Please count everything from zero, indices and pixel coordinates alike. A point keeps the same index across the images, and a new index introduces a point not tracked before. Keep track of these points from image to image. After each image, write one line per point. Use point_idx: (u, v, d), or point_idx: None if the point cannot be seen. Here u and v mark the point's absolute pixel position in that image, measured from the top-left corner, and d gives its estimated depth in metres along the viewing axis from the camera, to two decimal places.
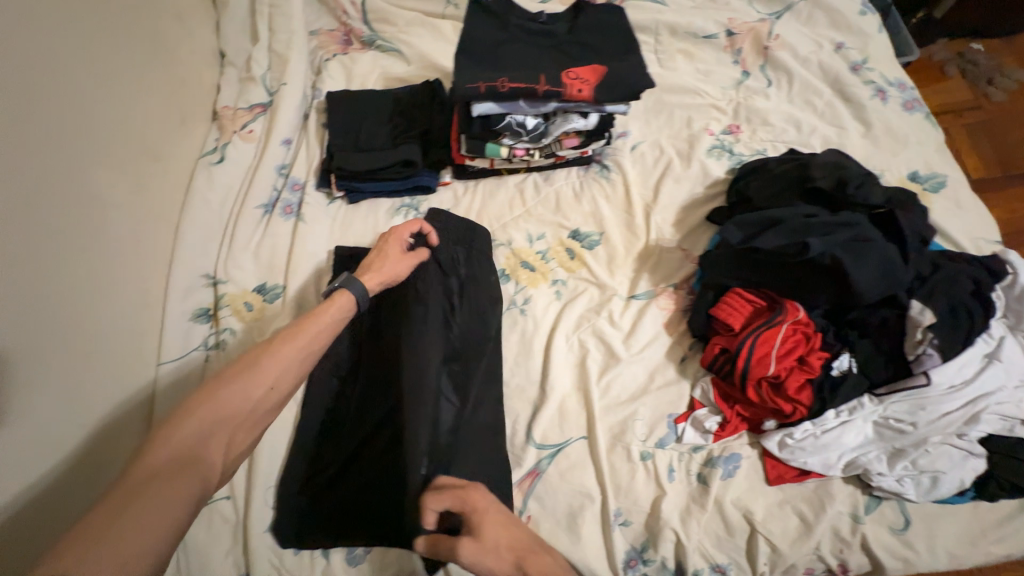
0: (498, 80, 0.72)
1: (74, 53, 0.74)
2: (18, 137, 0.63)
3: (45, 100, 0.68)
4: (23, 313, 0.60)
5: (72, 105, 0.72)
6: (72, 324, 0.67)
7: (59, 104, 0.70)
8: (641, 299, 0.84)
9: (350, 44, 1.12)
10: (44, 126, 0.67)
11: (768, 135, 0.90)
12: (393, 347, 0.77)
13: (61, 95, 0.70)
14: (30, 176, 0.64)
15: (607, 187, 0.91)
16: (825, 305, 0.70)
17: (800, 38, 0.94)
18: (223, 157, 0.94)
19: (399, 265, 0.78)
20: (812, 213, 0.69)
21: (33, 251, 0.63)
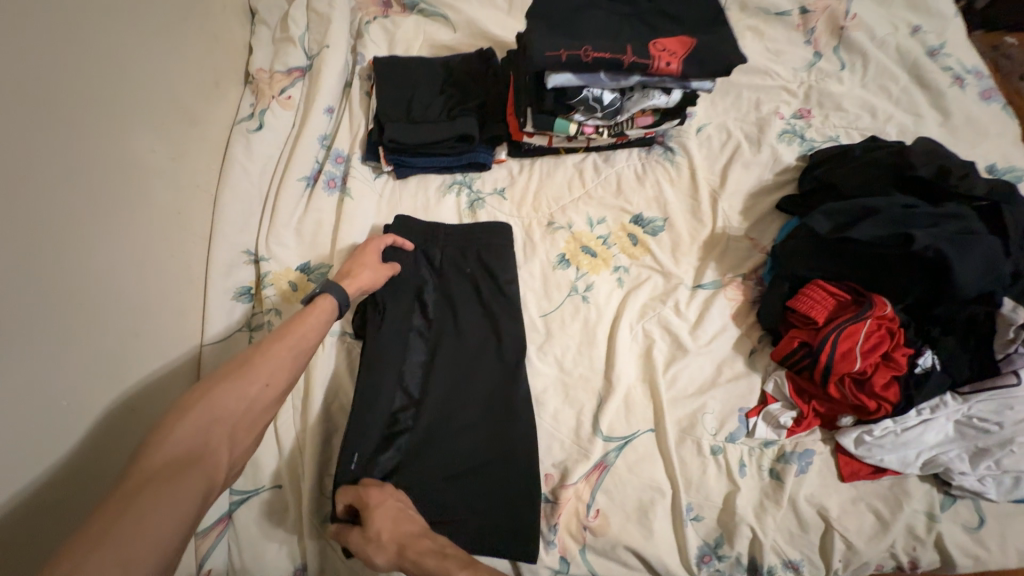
0: (581, 49, 0.66)
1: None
2: (49, 89, 0.57)
3: (74, 48, 0.61)
4: (59, 291, 0.55)
5: (103, 58, 0.65)
6: (114, 302, 0.62)
7: (90, 57, 0.63)
8: (707, 288, 0.81)
9: (389, 7, 1.04)
10: (74, 80, 0.60)
11: (841, 121, 0.85)
12: (474, 333, 0.77)
13: (90, 44, 0.63)
14: (60, 134, 0.57)
15: (672, 171, 0.87)
16: (911, 299, 0.68)
17: (877, 19, 0.90)
18: (262, 124, 0.87)
19: (373, 275, 0.74)
20: (911, 204, 0.68)
21: (71, 220, 0.57)
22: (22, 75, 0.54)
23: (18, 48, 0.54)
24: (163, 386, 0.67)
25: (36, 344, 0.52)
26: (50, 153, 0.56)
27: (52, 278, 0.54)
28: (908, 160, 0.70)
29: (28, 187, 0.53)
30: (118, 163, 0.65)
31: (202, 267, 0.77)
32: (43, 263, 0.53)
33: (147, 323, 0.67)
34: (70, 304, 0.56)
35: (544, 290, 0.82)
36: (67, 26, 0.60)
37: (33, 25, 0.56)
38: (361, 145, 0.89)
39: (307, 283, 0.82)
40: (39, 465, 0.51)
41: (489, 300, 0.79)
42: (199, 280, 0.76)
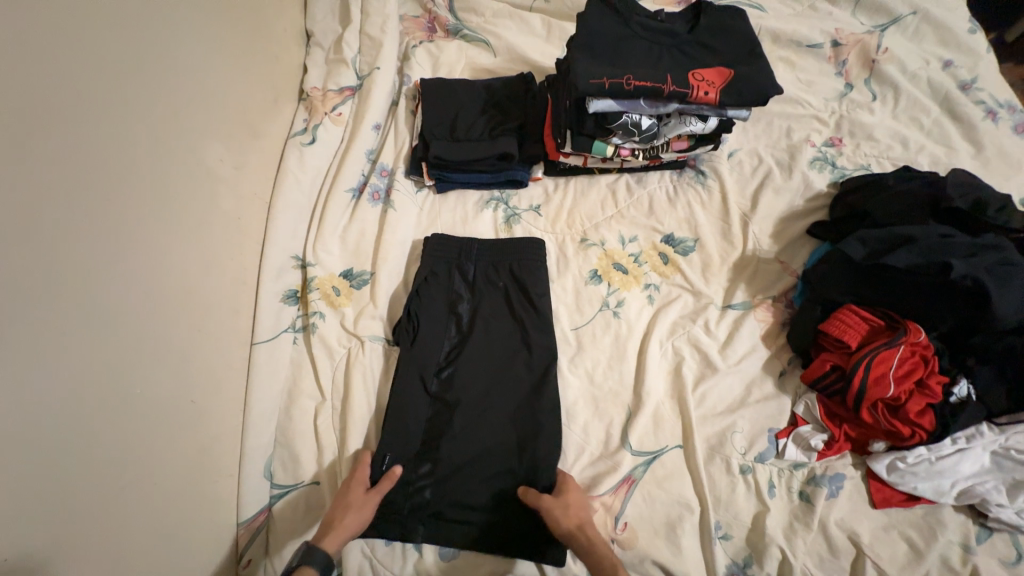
0: (623, 77, 0.70)
1: (185, 27, 0.73)
2: (136, 103, 0.62)
3: (158, 67, 0.67)
4: (134, 291, 0.60)
5: (182, 76, 0.71)
6: (179, 299, 0.67)
7: (171, 77, 0.69)
8: (737, 309, 0.82)
9: (434, 32, 1.10)
10: (159, 97, 0.66)
11: (872, 150, 0.87)
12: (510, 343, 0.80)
13: (171, 63, 0.69)
14: (142, 143, 0.63)
15: (703, 193, 0.90)
16: (946, 328, 0.68)
17: (908, 53, 0.92)
18: (314, 138, 0.93)
19: (363, 510, 0.65)
20: (947, 233, 0.69)
21: (147, 224, 0.62)
22: (115, 90, 0.59)
23: (112, 66, 0.60)
24: (218, 379, 0.71)
25: (112, 333, 0.56)
26: (133, 160, 0.61)
27: (128, 274, 0.59)
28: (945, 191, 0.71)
29: (114, 191, 0.58)
30: (190, 171, 0.70)
31: (256, 270, 0.82)
32: (122, 259, 0.58)
33: (207, 319, 0.71)
34: (143, 299, 0.61)
35: (579, 303, 0.84)
36: (153, 48, 0.67)
37: (126, 46, 0.62)
38: (406, 160, 0.94)
39: (349, 289, 0.86)
40: (110, 447, 0.55)
41: (523, 311, 0.82)
42: (253, 281, 0.81)
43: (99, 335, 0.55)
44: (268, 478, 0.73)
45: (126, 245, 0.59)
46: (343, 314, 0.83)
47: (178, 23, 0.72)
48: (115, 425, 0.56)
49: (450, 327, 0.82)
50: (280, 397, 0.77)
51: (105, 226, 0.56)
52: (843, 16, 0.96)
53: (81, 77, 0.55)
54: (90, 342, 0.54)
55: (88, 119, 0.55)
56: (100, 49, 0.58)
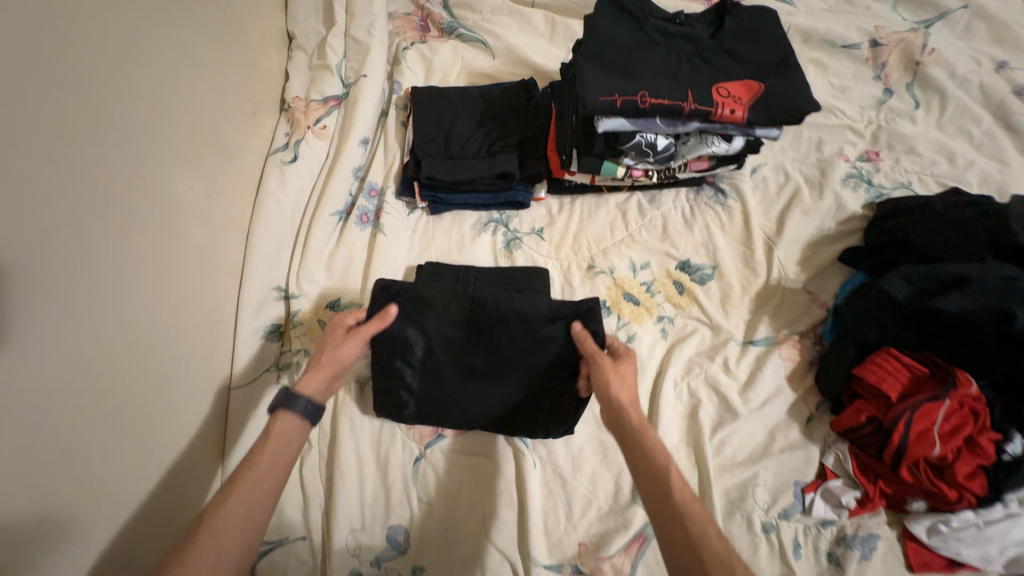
0: (638, 94, 0.62)
1: (159, 37, 0.65)
2: (106, 132, 0.55)
3: (127, 85, 0.59)
4: (107, 349, 0.53)
5: (158, 95, 0.64)
6: (154, 349, 0.60)
7: (146, 96, 0.61)
8: (759, 345, 0.75)
9: (427, 31, 1.01)
10: (134, 121, 0.59)
11: (914, 165, 0.78)
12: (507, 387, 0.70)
13: (143, 79, 0.61)
14: (112, 177, 0.55)
15: (722, 215, 0.81)
16: (1000, 376, 0.61)
17: (957, 53, 0.82)
18: (296, 156, 0.85)
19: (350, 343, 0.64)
20: (1011, 274, 0.60)
21: (118, 273, 0.55)
22: (80, 118, 0.51)
23: (76, 88, 0.51)
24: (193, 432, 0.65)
25: (77, 402, 0.50)
26: (105, 202, 0.54)
27: (99, 330, 0.52)
28: (1008, 221, 0.62)
29: (78, 238, 0.50)
30: (165, 203, 0.63)
31: (234, 304, 0.75)
32: (91, 316, 0.51)
33: (182, 366, 0.65)
34: (113, 356, 0.54)
35: (577, 299, 0.76)
36: (120, 61, 0.58)
37: (92, 65, 0.54)
38: (396, 178, 0.87)
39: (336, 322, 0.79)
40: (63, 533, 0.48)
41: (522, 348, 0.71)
42: (230, 318, 0.74)
43: (62, 409, 0.48)
44: None
45: (92, 301, 0.52)
46: None
47: (147, 31, 0.63)
48: (77, 504, 0.50)
49: (440, 365, 0.71)
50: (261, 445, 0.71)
51: (70, 281, 0.49)
52: (882, 12, 0.86)
53: (43, 107, 0.47)
54: (53, 418, 0.47)
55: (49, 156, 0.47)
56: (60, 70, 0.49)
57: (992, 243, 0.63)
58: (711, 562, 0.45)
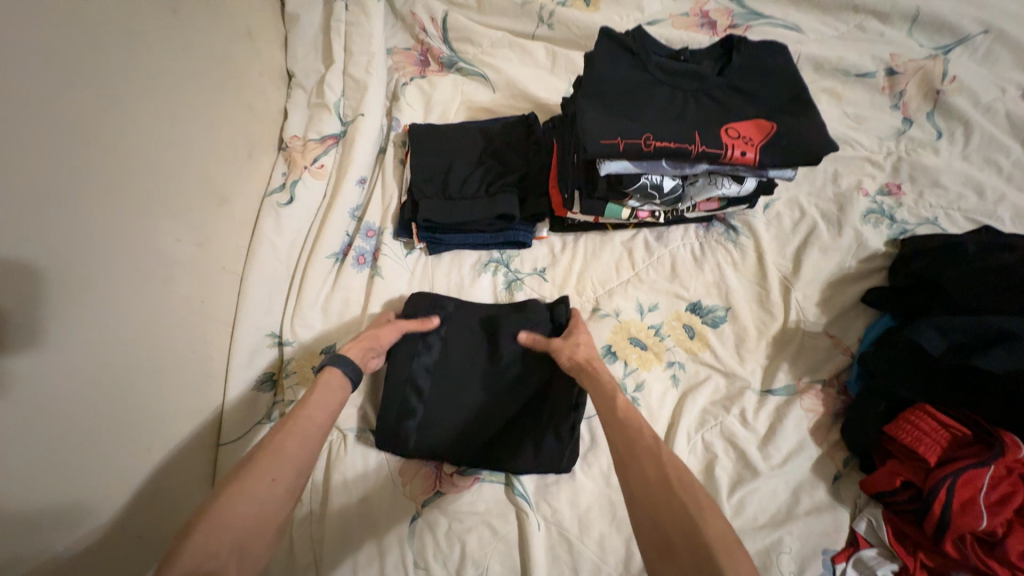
0: (642, 136, 0.58)
1: (154, 86, 0.64)
2: (88, 188, 0.53)
3: (114, 139, 0.57)
4: (79, 418, 0.50)
5: (150, 145, 0.62)
6: (133, 411, 0.57)
7: (138, 148, 0.60)
8: (779, 395, 0.70)
9: (426, 65, 1.00)
10: (120, 175, 0.57)
11: (939, 200, 0.74)
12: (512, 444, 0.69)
13: (132, 131, 0.59)
14: (90, 237, 0.53)
15: (734, 253, 0.77)
16: None
17: (980, 81, 0.78)
18: (292, 197, 0.83)
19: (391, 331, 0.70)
20: None
21: (95, 335, 0.53)
22: (61, 178, 0.50)
23: (53, 147, 0.49)
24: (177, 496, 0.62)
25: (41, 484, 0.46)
26: (81, 261, 0.51)
27: (66, 399, 0.49)
28: None
29: (48, 304, 0.48)
30: (150, 257, 0.61)
31: (226, 353, 0.73)
32: (60, 386, 0.49)
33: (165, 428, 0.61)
34: (82, 427, 0.51)
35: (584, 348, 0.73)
36: (108, 114, 0.56)
37: (77, 122, 0.52)
38: (394, 218, 0.84)
39: None
40: None
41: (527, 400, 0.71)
42: (220, 369, 0.71)
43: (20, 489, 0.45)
44: None
45: (61, 371, 0.49)
46: None
47: (138, 81, 0.61)
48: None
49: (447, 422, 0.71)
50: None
51: (38, 353, 0.47)
52: (897, 39, 0.83)
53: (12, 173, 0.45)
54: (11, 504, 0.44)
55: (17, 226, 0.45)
56: (39, 131, 0.48)
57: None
58: (670, 463, 0.47)
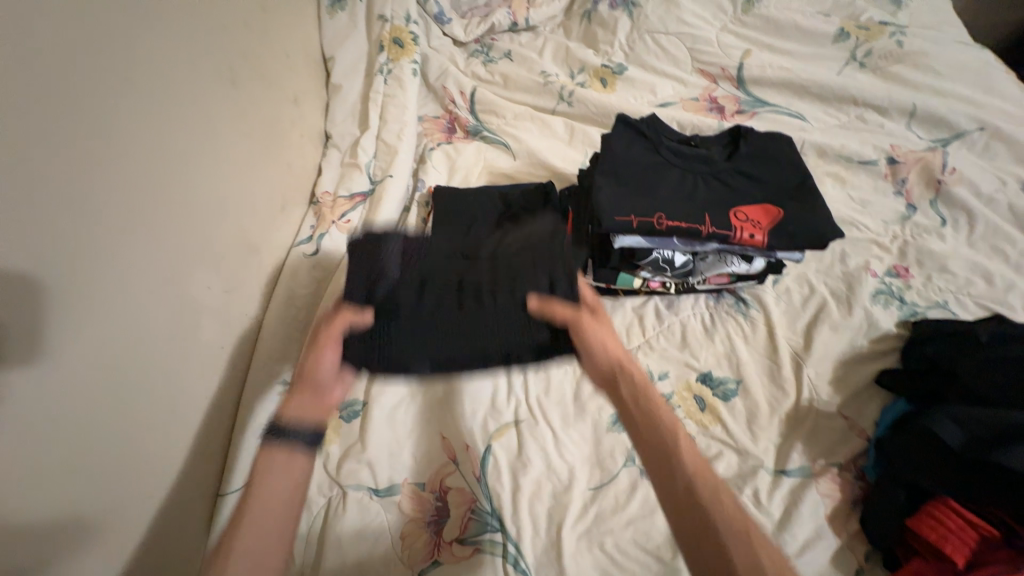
0: (655, 216, 0.62)
1: (206, 148, 0.70)
2: (129, 239, 0.56)
3: (169, 197, 0.62)
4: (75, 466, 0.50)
5: (195, 201, 0.67)
6: (132, 460, 0.57)
7: (182, 202, 0.64)
8: (794, 477, 0.67)
9: (453, 132, 1.08)
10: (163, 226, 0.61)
11: (947, 285, 0.75)
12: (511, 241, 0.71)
13: (182, 188, 0.64)
14: (127, 287, 0.56)
15: (744, 325, 0.78)
16: None
17: (979, 172, 0.82)
18: (317, 250, 0.88)
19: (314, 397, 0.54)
20: None
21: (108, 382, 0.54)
22: (109, 233, 0.53)
23: (108, 204, 0.53)
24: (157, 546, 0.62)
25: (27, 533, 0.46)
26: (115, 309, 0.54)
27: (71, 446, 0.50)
28: None
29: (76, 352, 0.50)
30: (180, 306, 0.64)
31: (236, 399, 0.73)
32: (64, 433, 0.49)
33: (171, 475, 0.62)
34: (84, 475, 0.51)
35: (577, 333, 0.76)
36: (168, 175, 0.62)
37: (135, 181, 0.57)
38: None
39: (338, 421, 0.76)
40: None
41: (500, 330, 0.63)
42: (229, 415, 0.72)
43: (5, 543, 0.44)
44: None
45: (70, 417, 0.50)
46: (327, 453, 0.73)
47: (195, 143, 0.67)
48: None
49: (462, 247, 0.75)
50: None
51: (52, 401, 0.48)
52: (896, 130, 0.89)
53: (74, 231, 0.49)
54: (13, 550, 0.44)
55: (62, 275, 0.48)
56: (103, 191, 0.52)
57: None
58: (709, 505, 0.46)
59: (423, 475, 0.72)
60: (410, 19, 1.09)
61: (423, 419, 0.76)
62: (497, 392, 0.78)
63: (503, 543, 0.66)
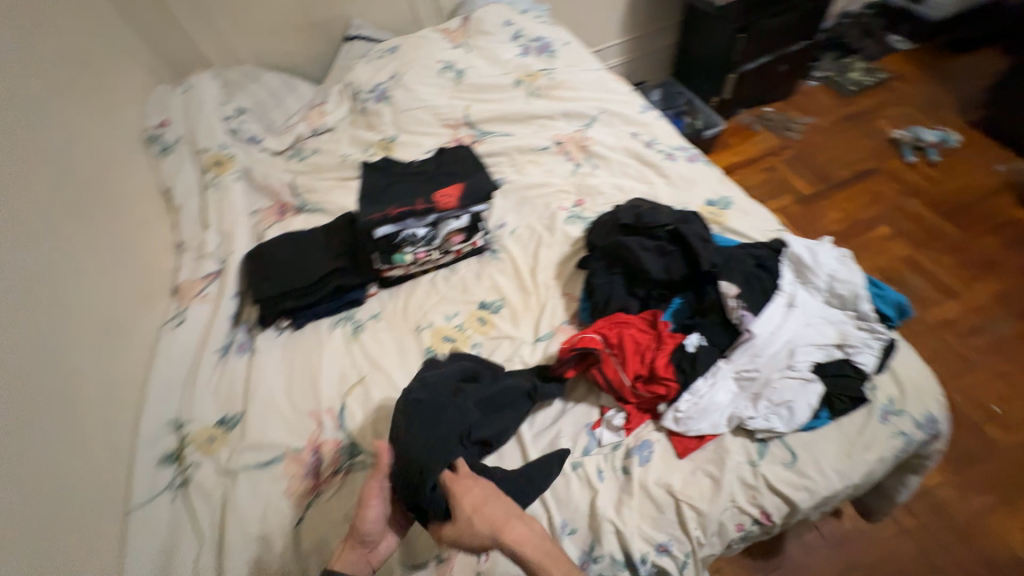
0: (388, 211, 1.10)
1: (67, 263, 0.96)
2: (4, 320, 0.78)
3: (17, 301, 0.81)
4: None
5: (49, 296, 0.88)
6: (31, 479, 0.72)
7: (49, 302, 0.88)
8: (545, 339, 1.02)
9: (285, 213, 1.44)
10: (33, 313, 0.84)
11: (604, 200, 1.21)
12: (302, 243, 1.18)
13: (56, 291, 0.90)
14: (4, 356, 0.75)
15: (500, 264, 1.16)
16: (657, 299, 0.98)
17: (607, 135, 1.35)
18: (182, 320, 1.12)
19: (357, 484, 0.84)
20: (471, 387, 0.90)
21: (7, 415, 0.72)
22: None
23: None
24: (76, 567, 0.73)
25: None
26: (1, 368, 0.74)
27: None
28: (617, 214, 1.04)
29: None
30: (62, 377, 0.85)
31: (131, 445, 0.92)
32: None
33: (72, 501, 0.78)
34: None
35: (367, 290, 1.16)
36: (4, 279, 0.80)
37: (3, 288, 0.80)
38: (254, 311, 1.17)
39: (223, 433, 0.97)
40: None
41: (300, 274, 1.12)
42: (127, 459, 0.90)
43: None
44: None
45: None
46: (217, 457, 0.93)
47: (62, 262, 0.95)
48: None
49: (278, 259, 1.16)
50: (135, 549, 0.81)
51: None
52: (562, 126, 1.42)
53: None
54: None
55: None
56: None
57: (618, 223, 1.02)
58: None
59: (301, 442, 0.94)
60: (225, 145, 1.44)
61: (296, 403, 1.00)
62: (344, 366, 1.05)
63: (365, 460, 0.91)
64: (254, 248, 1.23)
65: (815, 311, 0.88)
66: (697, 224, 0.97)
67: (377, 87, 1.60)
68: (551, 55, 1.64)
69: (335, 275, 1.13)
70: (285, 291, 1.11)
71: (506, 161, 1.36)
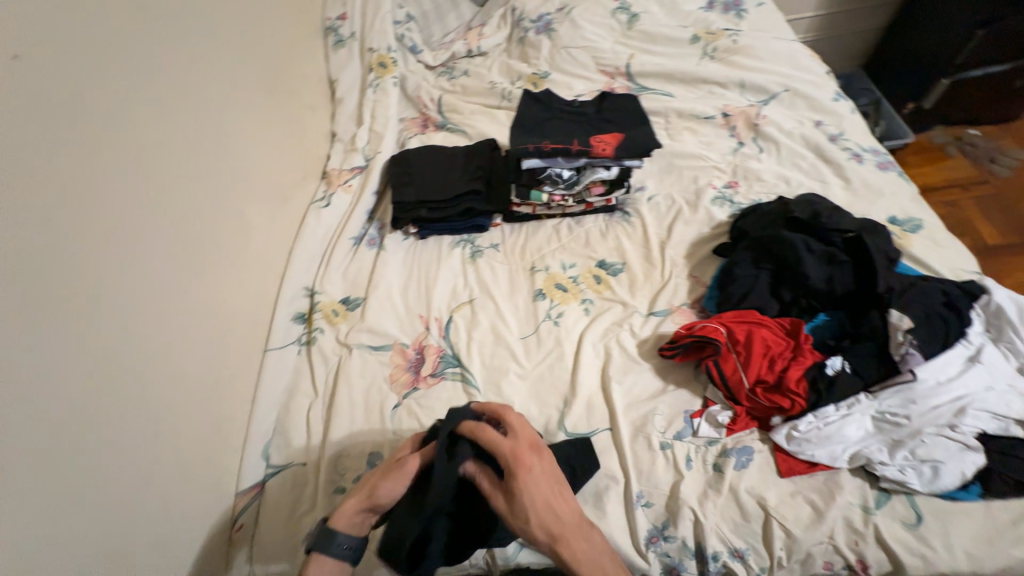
0: (542, 143, 1.06)
1: (251, 127, 1.07)
2: (202, 163, 0.89)
3: (211, 150, 0.92)
4: (182, 284, 0.81)
5: (234, 151, 0.99)
6: (202, 301, 0.85)
7: (232, 156, 0.99)
8: (659, 315, 0.98)
9: (426, 127, 1.48)
10: (223, 164, 0.95)
11: (762, 189, 1.10)
12: (444, 158, 1.22)
13: (240, 148, 1.02)
14: (199, 194, 0.87)
15: (629, 228, 1.12)
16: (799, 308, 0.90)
17: (785, 118, 1.20)
18: (328, 203, 1.19)
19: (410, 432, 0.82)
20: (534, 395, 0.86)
21: (193, 244, 0.84)
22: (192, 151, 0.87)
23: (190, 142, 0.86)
24: (223, 382, 0.87)
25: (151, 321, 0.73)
26: (196, 203, 0.86)
27: (172, 278, 0.79)
28: (789, 208, 0.96)
29: (177, 220, 0.81)
30: (236, 224, 0.97)
31: (274, 298, 1.05)
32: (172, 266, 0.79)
33: (229, 334, 0.91)
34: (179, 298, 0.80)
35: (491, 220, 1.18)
36: (204, 129, 0.91)
37: (205, 135, 0.91)
38: (388, 212, 1.25)
39: (346, 311, 1.08)
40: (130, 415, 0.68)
41: (438, 188, 1.16)
42: (271, 309, 1.03)
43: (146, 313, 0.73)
44: (266, 459, 0.90)
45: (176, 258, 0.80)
46: (337, 330, 1.04)
47: (248, 125, 1.06)
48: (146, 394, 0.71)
49: (421, 167, 1.21)
50: (264, 383, 0.95)
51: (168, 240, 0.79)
52: (733, 97, 1.28)
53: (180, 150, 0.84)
54: (141, 345, 0.71)
55: (169, 176, 0.80)
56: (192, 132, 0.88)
57: (788, 215, 0.96)
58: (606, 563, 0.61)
59: (408, 339, 1.02)
60: (390, 49, 1.49)
61: (409, 305, 1.07)
62: (457, 284, 1.10)
63: (461, 372, 0.96)
64: (400, 154, 1.28)
65: (1003, 376, 0.76)
66: (884, 240, 0.87)
67: (542, 18, 1.53)
68: (739, 15, 1.44)
69: (469, 198, 1.15)
70: (422, 202, 1.15)
71: (660, 122, 1.26)
